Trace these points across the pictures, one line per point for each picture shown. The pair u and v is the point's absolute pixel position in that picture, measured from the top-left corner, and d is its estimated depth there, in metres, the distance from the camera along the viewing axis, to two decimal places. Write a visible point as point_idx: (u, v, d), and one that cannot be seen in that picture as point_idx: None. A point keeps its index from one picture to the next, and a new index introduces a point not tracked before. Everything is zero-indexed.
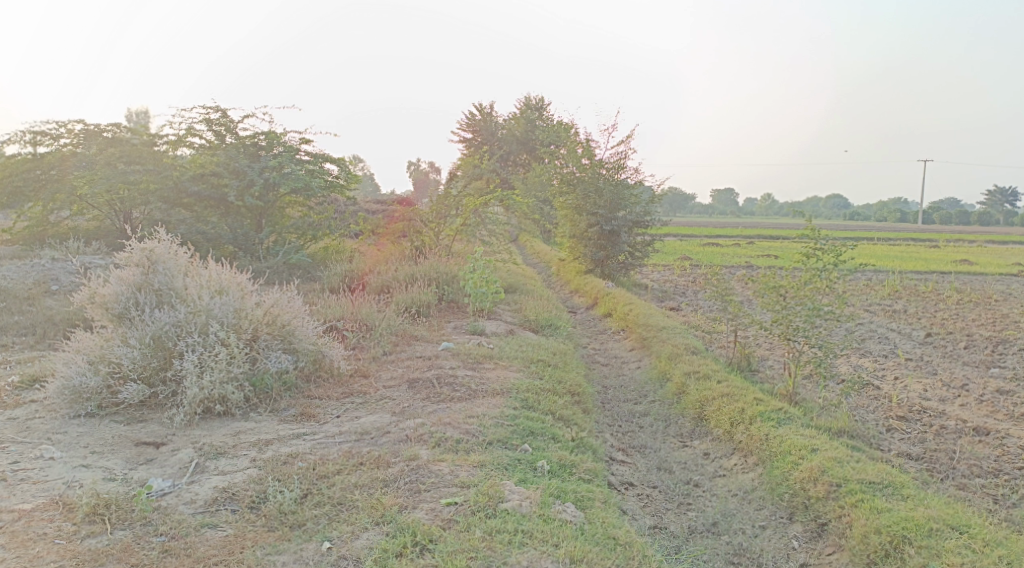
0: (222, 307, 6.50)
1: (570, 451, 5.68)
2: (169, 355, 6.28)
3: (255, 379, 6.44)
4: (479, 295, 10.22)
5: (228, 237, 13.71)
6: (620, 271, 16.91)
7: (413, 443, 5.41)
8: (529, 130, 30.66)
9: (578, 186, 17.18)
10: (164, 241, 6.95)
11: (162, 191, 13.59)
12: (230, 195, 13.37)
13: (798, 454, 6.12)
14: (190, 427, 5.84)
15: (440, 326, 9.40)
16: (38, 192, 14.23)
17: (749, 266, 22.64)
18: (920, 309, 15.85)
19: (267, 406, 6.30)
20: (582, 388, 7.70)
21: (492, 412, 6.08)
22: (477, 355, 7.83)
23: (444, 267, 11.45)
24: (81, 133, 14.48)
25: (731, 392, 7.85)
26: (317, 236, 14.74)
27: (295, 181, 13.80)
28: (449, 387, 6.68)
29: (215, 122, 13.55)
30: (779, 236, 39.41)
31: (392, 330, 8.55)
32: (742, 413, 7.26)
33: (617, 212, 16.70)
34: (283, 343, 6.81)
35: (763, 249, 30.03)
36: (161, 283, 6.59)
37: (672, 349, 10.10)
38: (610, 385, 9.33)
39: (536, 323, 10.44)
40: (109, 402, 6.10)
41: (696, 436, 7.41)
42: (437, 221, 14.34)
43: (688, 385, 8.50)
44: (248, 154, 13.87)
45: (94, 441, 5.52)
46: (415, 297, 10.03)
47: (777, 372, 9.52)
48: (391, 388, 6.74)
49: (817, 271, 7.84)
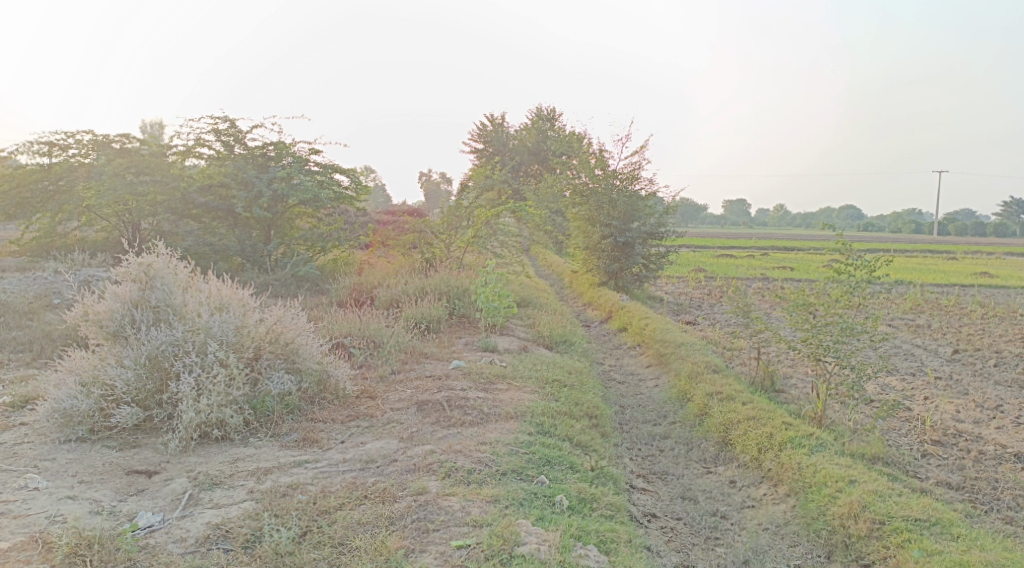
0: (222, 324, 6.18)
1: (590, 483, 5.31)
2: (166, 376, 5.96)
3: (255, 402, 6.11)
4: (491, 310, 9.87)
5: (235, 249, 13.45)
6: (634, 284, 16.53)
7: (422, 473, 5.05)
8: (541, 141, 30.41)
9: (592, 197, 16.83)
10: (163, 255, 6.64)
11: (170, 202, 13.35)
12: (238, 206, 13.10)
13: (835, 487, 5.75)
14: (185, 454, 5.51)
15: (451, 343, 9.06)
16: (45, 203, 14.02)
17: (765, 279, 22.20)
18: (944, 324, 15.38)
19: (268, 430, 5.97)
20: (600, 410, 7.33)
21: (506, 438, 5.71)
22: (490, 375, 7.47)
23: (456, 281, 11.10)
24: (90, 144, 14.27)
25: (757, 415, 7.44)
26: (326, 248, 14.45)
27: (304, 191, 13.51)
28: (461, 410, 6.31)
29: (223, 132, 13.30)
30: (794, 247, 38.87)
31: (402, 348, 8.21)
32: (770, 438, 6.85)
33: (631, 224, 16.35)
34: (286, 362, 6.48)
35: (778, 261, 29.60)
36: (159, 300, 6.28)
37: (692, 366, 9.71)
38: (628, 405, 8.94)
39: (551, 339, 10.07)
40: (101, 426, 5.79)
41: (721, 462, 7.01)
42: (448, 233, 14.03)
43: (710, 406, 8.10)
44: (257, 165, 13.62)
45: (83, 470, 5.20)
46: (425, 312, 9.69)
47: (802, 392, 9.11)
48: (399, 411, 6.38)
49: (848, 288, 7.36)
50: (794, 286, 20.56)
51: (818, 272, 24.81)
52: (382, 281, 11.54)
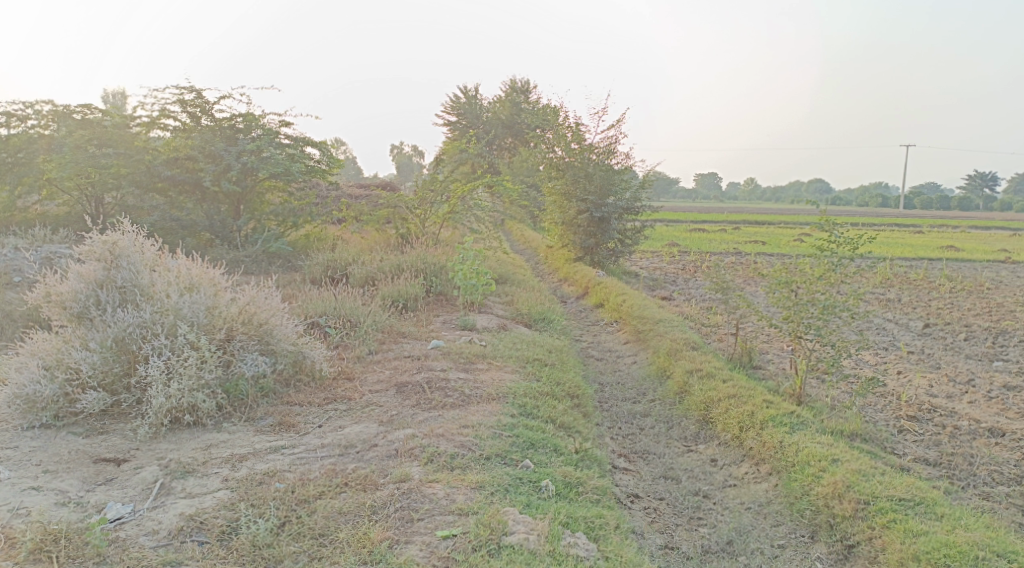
0: (192, 305, 5.97)
1: (575, 466, 5.22)
2: (134, 360, 5.75)
3: (228, 385, 5.92)
4: (468, 288, 9.72)
5: (204, 225, 13.12)
6: (610, 259, 16.46)
7: (403, 459, 4.92)
8: (515, 114, 30.09)
9: (567, 171, 16.66)
10: (129, 233, 6.39)
11: (135, 176, 12.95)
12: (206, 180, 12.75)
13: (819, 466, 5.74)
14: (156, 440, 5.33)
15: (428, 321, 8.90)
16: (4, 176, 13.54)
17: (738, 254, 22.25)
18: (915, 298, 15.52)
19: (243, 414, 5.79)
20: (581, 389, 7.24)
21: (488, 420, 5.60)
22: (469, 355, 7.34)
23: (432, 257, 10.91)
24: (50, 114, 13.77)
25: (738, 393, 7.40)
26: (298, 223, 14.15)
27: (275, 165, 13.17)
28: (441, 392, 6.18)
29: (189, 103, 12.89)
30: (765, 221, 39.09)
31: (378, 327, 8.05)
32: (752, 417, 6.81)
33: (607, 199, 16.23)
34: (260, 344, 6.29)
35: (750, 235, 29.72)
36: (125, 280, 6.04)
37: (671, 343, 9.65)
38: (607, 382, 8.87)
39: (529, 317, 9.94)
40: (66, 412, 5.57)
41: (702, 439, 6.96)
42: (423, 208, 13.80)
43: (690, 384, 8.05)
44: (225, 137, 13.25)
45: (47, 458, 4.99)
46: (401, 289, 9.50)
47: (781, 369, 9.12)
48: (378, 393, 6.23)
49: (830, 265, 7.31)
50: (767, 260, 20.64)
51: (790, 246, 24.93)
52: (356, 258, 11.31)
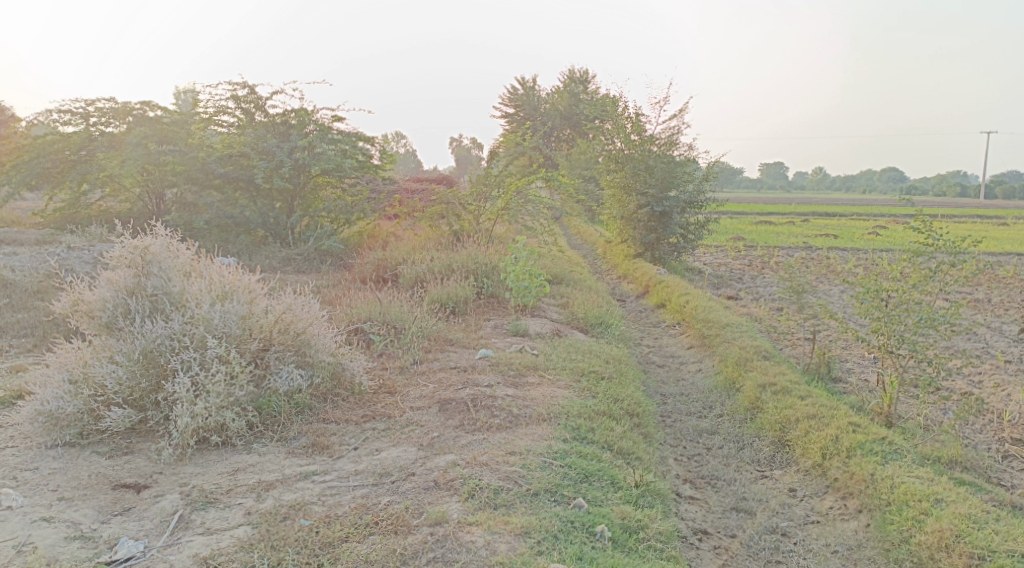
0: (225, 315, 5.57)
1: (635, 505, 4.67)
2: (162, 374, 5.38)
3: (261, 402, 5.51)
4: (521, 290, 9.22)
5: (257, 222, 12.92)
6: (672, 255, 15.72)
7: (442, 492, 4.44)
8: (574, 105, 29.40)
9: (627, 163, 15.96)
10: (162, 237, 6.06)
11: (190, 173, 12.83)
12: (259, 176, 12.48)
13: (919, 507, 5.13)
14: (181, 462, 4.94)
15: (479, 327, 8.43)
16: (65, 174, 13.59)
17: (807, 248, 21.18)
18: (1006, 298, 14.31)
19: (275, 433, 5.36)
20: (642, 406, 6.63)
21: (538, 447, 5.07)
22: (520, 367, 6.82)
23: (484, 256, 10.40)
24: (109, 111, 13.77)
25: (818, 413, 6.71)
26: (350, 220, 13.81)
27: (327, 161, 12.83)
28: (487, 412, 5.65)
29: (243, 99, 12.65)
30: (835, 213, 37.45)
31: (425, 333, 7.58)
32: (836, 442, 6.13)
33: (669, 192, 15.48)
34: (297, 355, 5.87)
35: (820, 228, 28.38)
36: (156, 287, 5.70)
37: (739, 351, 8.94)
38: (670, 394, 8.22)
39: (586, 321, 9.33)
40: (91, 430, 5.24)
41: (777, 465, 6.30)
42: (477, 204, 13.33)
43: (763, 400, 7.37)
44: (279, 133, 12.98)
45: (65, 483, 4.65)
46: (450, 292, 9.04)
47: (863, 382, 8.34)
48: (420, 411, 5.75)
49: (929, 272, 6.48)
50: (839, 256, 19.51)
51: (864, 240, 23.63)
52: (407, 256, 10.86)
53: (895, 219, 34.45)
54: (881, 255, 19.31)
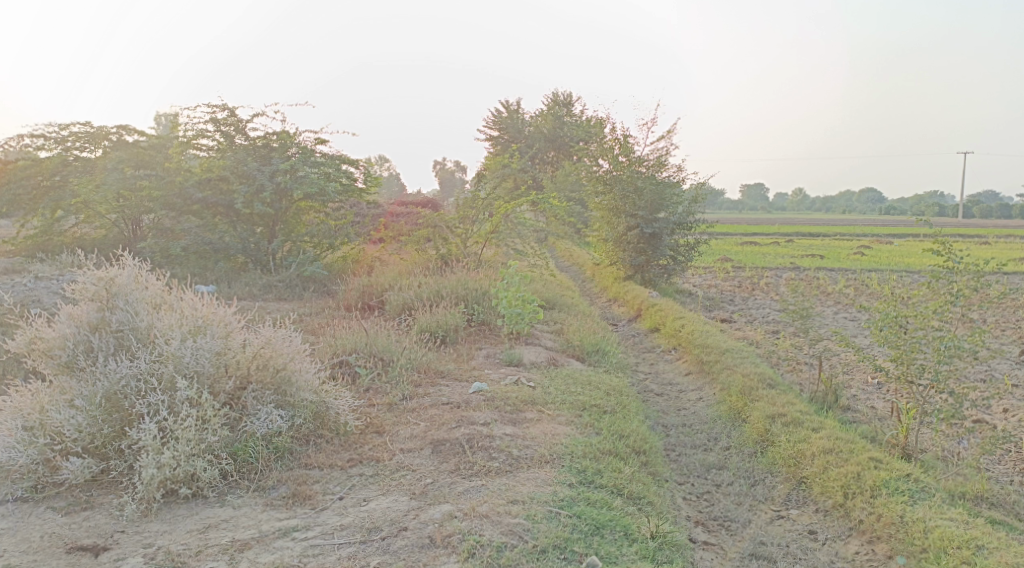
0: (197, 352, 5.11)
1: (651, 561, 4.33)
2: (127, 418, 4.89)
3: (236, 448, 5.01)
4: (513, 316, 8.81)
5: (237, 248, 12.41)
6: (662, 277, 15.36)
7: (438, 551, 4.10)
8: (558, 127, 29.18)
9: (615, 185, 15.63)
10: (129, 267, 5.61)
11: (167, 198, 12.36)
12: (239, 202, 12.01)
13: (959, 554, 4.83)
14: (146, 519, 4.44)
15: (470, 356, 8.00)
16: (38, 200, 13.07)
17: (796, 269, 20.95)
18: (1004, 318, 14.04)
19: (252, 482, 4.86)
20: (648, 442, 6.20)
21: (543, 494, 4.69)
22: (517, 402, 6.38)
23: (474, 282, 9.98)
24: (84, 135, 13.29)
25: (835, 447, 6.36)
26: (334, 245, 13.33)
27: (310, 185, 12.36)
28: (485, 453, 5.21)
29: (223, 122, 12.21)
30: (819, 233, 37.40)
31: (414, 366, 7.14)
32: (859, 479, 5.79)
33: (658, 214, 15.15)
34: (276, 395, 5.40)
35: (806, 248, 28.21)
36: (121, 323, 5.23)
37: (743, 380, 8.53)
38: (672, 425, 7.78)
39: (581, 349, 8.90)
40: (47, 482, 4.74)
41: (794, 504, 5.94)
42: (464, 227, 12.98)
43: (774, 433, 6.97)
44: (260, 156, 12.54)
45: (14, 547, 4.16)
46: (440, 320, 8.59)
47: (874, 412, 7.97)
48: (411, 453, 5.29)
49: (950, 296, 6.16)
50: (829, 276, 19.24)
51: (851, 260, 23.43)
52: (393, 282, 10.41)
53: (880, 238, 34.37)
54: (872, 274, 19.05)
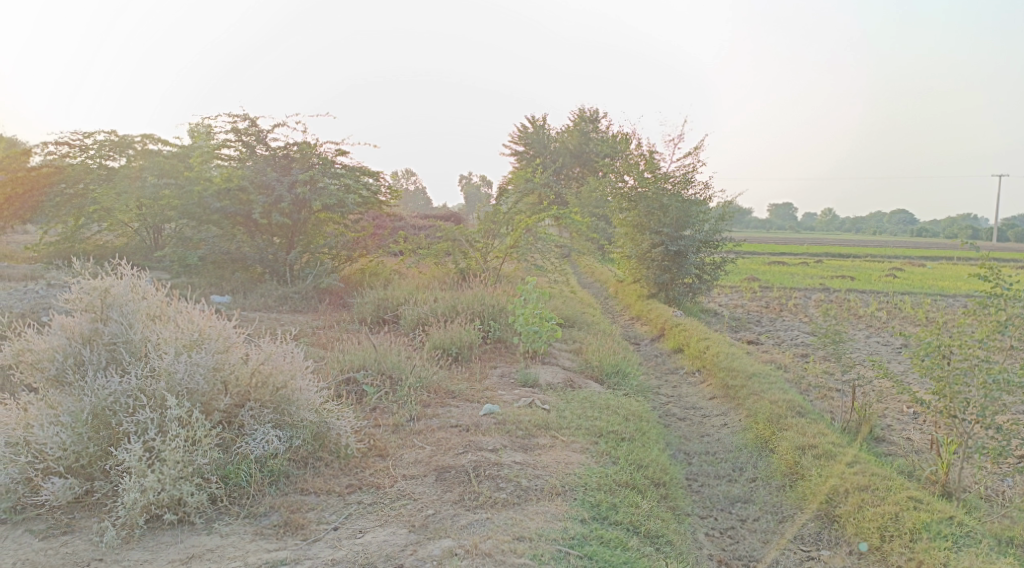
0: (191, 368, 4.82)
1: None
2: (114, 437, 4.63)
3: (228, 471, 4.72)
4: (530, 335, 8.47)
5: (254, 258, 12.22)
6: (687, 296, 14.94)
7: None
8: (584, 143, 28.88)
9: (640, 201, 15.26)
10: (127, 276, 5.36)
11: (186, 207, 12.19)
12: (256, 212, 11.80)
13: None
14: (126, 546, 4.18)
15: (484, 376, 7.68)
16: (59, 208, 12.99)
17: (824, 290, 20.42)
18: None
19: (243, 508, 4.57)
20: (668, 473, 5.83)
21: (552, 531, 4.37)
22: (530, 427, 6.03)
23: (491, 298, 9.65)
24: (106, 144, 13.19)
25: (870, 484, 5.96)
26: (352, 257, 13.08)
27: (329, 197, 12.13)
28: (492, 483, 4.87)
29: (244, 132, 11.97)
30: (847, 253, 36.70)
31: (424, 385, 6.82)
32: (898, 521, 5.44)
33: (684, 231, 14.74)
34: (275, 413, 5.10)
35: (834, 269, 27.59)
36: (114, 335, 4.98)
37: (770, 406, 8.10)
38: (694, 452, 7.38)
39: (601, 370, 8.52)
40: (27, 503, 4.49)
41: (825, 545, 5.61)
42: (485, 241, 12.69)
43: (804, 466, 6.56)
44: (280, 167, 12.33)
45: None
46: (454, 336, 8.26)
47: (909, 444, 7.53)
48: (413, 481, 4.97)
49: (998, 326, 5.73)
50: (860, 299, 18.69)
51: (880, 282, 22.86)
52: (409, 296, 10.12)
53: (910, 260, 33.61)
54: (904, 297, 18.47)
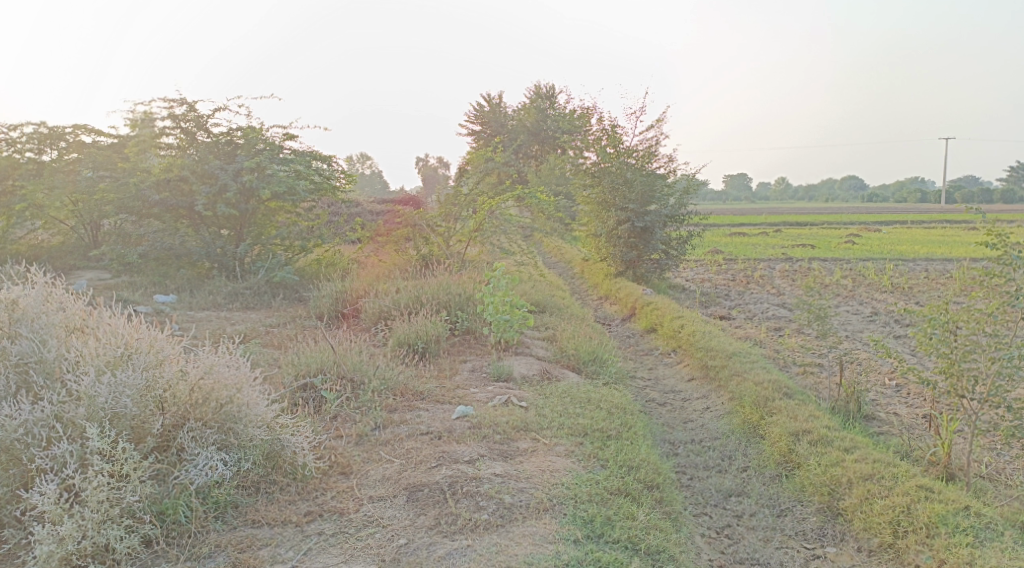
0: (116, 390, 4.17)
1: None
2: (27, 475, 3.97)
3: (165, 506, 4.10)
4: (500, 324, 7.89)
5: (200, 254, 11.33)
6: (654, 272, 14.48)
7: None
8: (541, 120, 28.24)
9: (604, 177, 14.71)
10: (39, 285, 4.67)
11: (123, 201, 11.28)
12: (200, 204, 10.98)
13: None
14: None
15: (453, 372, 7.10)
16: None
17: (788, 259, 20.20)
18: None
19: (183, 550, 3.98)
20: (660, 472, 5.35)
21: (542, 557, 3.98)
22: (509, 429, 5.49)
23: (456, 285, 9.03)
24: (34, 136, 12.15)
25: (875, 472, 5.56)
26: (307, 247, 12.24)
27: (278, 184, 11.34)
28: (471, 503, 4.35)
29: (183, 118, 11.09)
30: (804, 222, 36.80)
31: (389, 388, 6.21)
32: (911, 514, 5.07)
33: (650, 206, 14.27)
34: (219, 433, 4.46)
35: (793, 237, 27.47)
36: (23, 354, 4.30)
37: (756, 388, 7.66)
38: (680, 441, 6.90)
39: (576, 359, 8.00)
40: None
41: (830, 541, 5.23)
42: (446, 225, 12.05)
43: (800, 454, 6.10)
44: (224, 154, 11.49)
45: None
46: (419, 330, 7.63)
47: (901, 421, 7.16)
48: (381, 502, 4.42)
49: (1009, 300, 5.36)
50: (824, 267, 18.50)
51: (841, 249, 22.76)
52: (368, 287, 9.46)
53: (865, 226, 33.65)
54: (867, 264, 18.34)
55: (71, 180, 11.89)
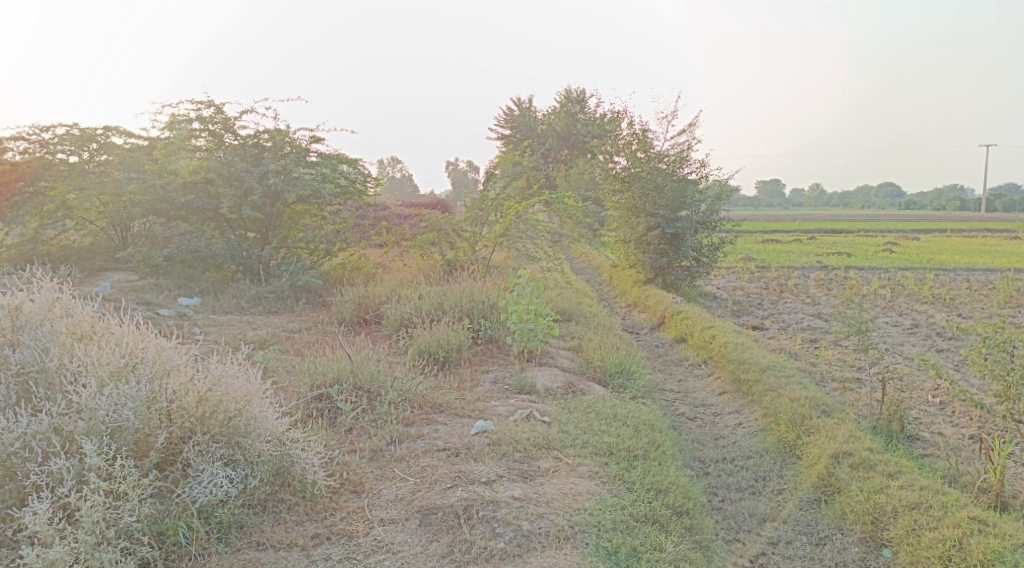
0: (118, 403, 3.98)
1: None
2: (22, 491, 3.78)
3: (165, 526, 3.89)
4: (524, 333, 7.61)
5: (225, 257, 11.21)
6: (685, 279, 14.09)
7: None
8: (570, 125, 27.91)
9: (634, 182, 14.37)
10: (43, 291, 4.49)
11: (150, 203, 11.19)
12: (225, 207, 10.86)
13: None
14: None
15: (473, 383, 6.83)
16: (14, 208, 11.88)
17: (823, 268, 19.63)
18: None
19: None
20: (690, 496, 5.03)
21: None
22: (531, 447, 5.22)
23: (480, 292, 8.76)
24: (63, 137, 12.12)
25: (922, 501, 5.19)
26: (331, 251, 12.08)
27: (303, 187, 11.20)
28: (488, 529, 4.10)
29: (209, 120, 10.98)
30: (839, 230, 36.00)
31: (407, 400, 5.96)
32: (963, 549, 4.70)
33: (680, 212, 13.88)
34: (226, 448, 4.25)
35: (828, 245, 26.79)
36: (24, 363, 4.12)
37: (791, 404, 7.29)
38: (711, 460, 6.56)
39: (603, 370, 7.70)
40: None
41: None
42: (472, 230, 11.80)
43: (840, 478, 5.74)
44: (250, 157, 11.37)
45: None
46: (440, 338, 7.38)
47: (947, 443, 6.75)
48: (393, 526, 4.18)
49: None
50: (860, 275, 17.92)
51: (878, 257, 22.10)
52: (391, 293, 9.24)
53: (903, 234, 32.76)
54: (906, 273, 17.75)
55: (99, 182, 11.83)
